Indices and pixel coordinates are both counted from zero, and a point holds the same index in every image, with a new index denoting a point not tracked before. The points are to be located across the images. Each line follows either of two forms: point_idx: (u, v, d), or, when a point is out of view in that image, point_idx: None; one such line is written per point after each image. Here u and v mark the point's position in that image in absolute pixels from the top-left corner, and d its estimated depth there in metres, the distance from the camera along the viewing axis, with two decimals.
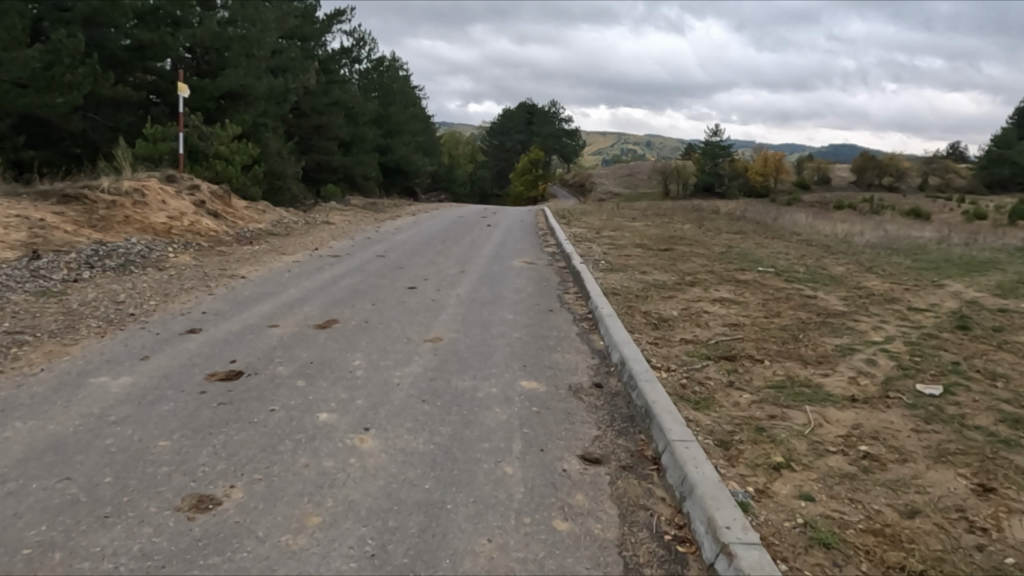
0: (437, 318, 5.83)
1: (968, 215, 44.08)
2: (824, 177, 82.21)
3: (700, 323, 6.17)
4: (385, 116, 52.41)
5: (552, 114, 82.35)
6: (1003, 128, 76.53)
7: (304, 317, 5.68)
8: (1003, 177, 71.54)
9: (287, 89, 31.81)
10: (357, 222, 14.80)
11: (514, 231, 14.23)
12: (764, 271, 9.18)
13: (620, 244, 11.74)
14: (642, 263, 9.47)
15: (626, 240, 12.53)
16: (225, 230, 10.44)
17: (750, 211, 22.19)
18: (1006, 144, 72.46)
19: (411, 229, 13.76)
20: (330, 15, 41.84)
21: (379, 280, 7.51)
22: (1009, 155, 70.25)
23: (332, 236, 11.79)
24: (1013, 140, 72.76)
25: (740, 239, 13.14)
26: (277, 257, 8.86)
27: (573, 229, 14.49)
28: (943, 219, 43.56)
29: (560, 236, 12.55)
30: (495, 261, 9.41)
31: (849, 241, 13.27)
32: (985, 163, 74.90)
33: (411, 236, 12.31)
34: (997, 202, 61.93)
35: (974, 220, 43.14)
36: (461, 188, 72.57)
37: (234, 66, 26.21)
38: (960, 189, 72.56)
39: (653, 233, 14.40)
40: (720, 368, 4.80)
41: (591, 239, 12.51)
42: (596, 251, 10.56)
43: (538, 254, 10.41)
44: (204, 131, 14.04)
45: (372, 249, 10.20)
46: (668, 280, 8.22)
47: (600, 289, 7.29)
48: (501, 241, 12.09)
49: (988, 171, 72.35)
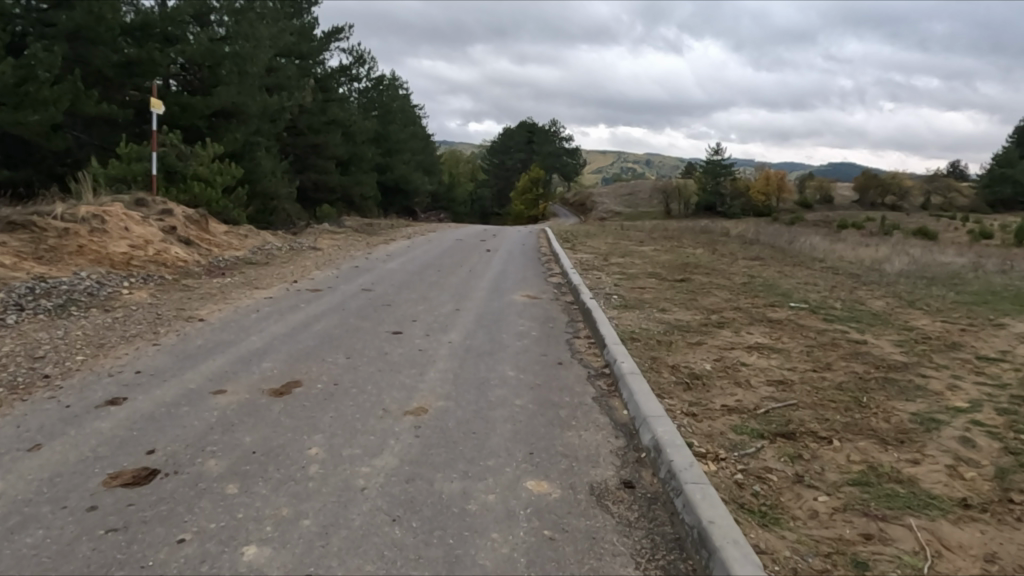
0: (423, 378, 4.81)
1: (975, 236, 43.10)
2: (826, 197, 81.42)
3: (739, 381, 5.15)
4: (385, 135, 51.71)
5: (553, 133, 81.92)
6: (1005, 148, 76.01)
7: (261, 378, 4.66)
8: (1006, 197, 70.84)
9: (283, 107, 31.07)
10: (347, 247, 13.83)
11: (515, 258, 13.24)
12: (797, 308, 8.17)
13: (631, 273, 10.75)
14: (659, 298, 8.45)
15: (637, 268, 11.53)
16: (196, 259, 9.46)
17: (762, 234, 21.19)
18: (1009, 163, 71.78)
19: (404, 255, 12.79)
20: (328, 33, 41.26)
21: (360, 323, 6.50)
22: (1013, 175, 69.54)
23: (317, 264, 10.79)
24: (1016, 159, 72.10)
25: (760, 267, 12.14)
26: (248, 293, 7.86)
27: (579, 255, 13.52)
28: (950, 239, 42.72)
29: (565, 263, 11.55)
30: (494, 297, 8.40)
31: (878, 269, 12.27)
32: (988, 183, 74.25)
33: (404, 264, 11.33)
34: (1002, 221, 61.11)
35: (983, 240, 42.06)
36: (461, 207, 71.86)
37: (227, 84, 25.44)
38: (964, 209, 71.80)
39: (665, 259, 13.41)
40: (781, 455, 3.77)
41: (599, 267, 11.51)
42: (607, 283, 9.55)
43: (543, 286, 9.41)
44: (182, 150, 13.12)
45: (358, 281, 9.22)
46: (692, 321, 7.20)
47: (616, 334, 6.27)
48: (501, 270, 11.10)
49: (991, 191, 71.58)
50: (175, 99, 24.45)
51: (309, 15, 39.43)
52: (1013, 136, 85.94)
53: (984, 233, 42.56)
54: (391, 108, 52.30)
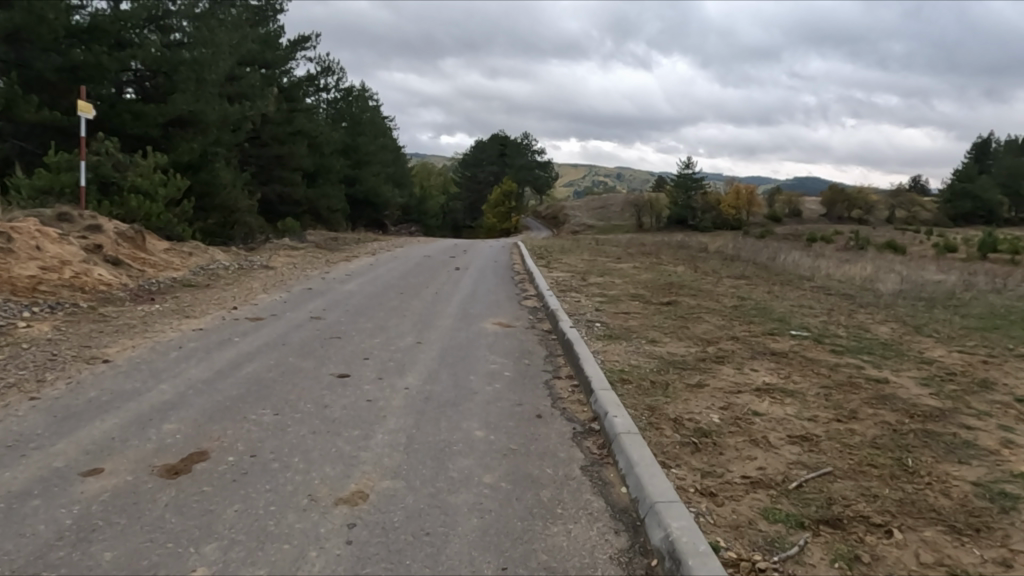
0: (368, 443, 3.83)
1: (940, 249, 43.60)
2: (795, 210, 82.26)
3: (756, 438, 4.26)
4: (354, 146, 50.51)
5: (525, 146, 81.60)
6: (966, 163, 77.73)
7: (155, 448, 3.61)
8: (967, 211, 72.31)
9: (244, 117, 29.79)
10: (304, 266, 12.75)
11: (487, 277, 12.29)
12: (800, 337, 7.35)
13: (613, 295, 9.87)
14: (647, 326, 7.56)
15: (619, 289, 10.65)
16: (121, 282, 8.31)
17: (739, 249, 20.61)
18: (970, 179, 73.37)
19: (366, 275, 11.76)
20: (294, 41, 40.08)
21: (301, 364, 5.47)
22: (973, 189, 71.04)
23: (264, 286, 9.71)
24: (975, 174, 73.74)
25: (748, 287, 11.40)
26: (175, 324, 6.78)
27: (555, 274, 12.63)
28: (916, 253, 43.09)
29: (540, 283, 10.63)
30: (462, 326, 7.43)
31: (870, 288, 11.63)
32: (949, 198, 75.76)
33: (364, 286, 10.30)
34: (964, 235, 62.21)
35: (948, 254, 42.50)
36: (432, 220, 70.88)
37: (183, 91, 24.18)
38: (928, 223, 73.06)
39: (647, 278, 12.59)
40: (835, 559, 2.85)
41: (579, 288, 10.62)
42: (587, 307, 8.67)
43: (517, 312, 8.47)
44: (120, 159, 11.97)
45: (309, 307, 8.17)
46: (688, 354, 6.33)
47: (604, 375, 5.35)
48: (472, 291, 10.13)
49: (953, 205, 73.01)
50: (126, 107, 22.98)
51: (274, 23, 38.22)
52: (971, 152, 88.15)
53: (949, 247, 43.03)
54: (360, 119, 51.17)
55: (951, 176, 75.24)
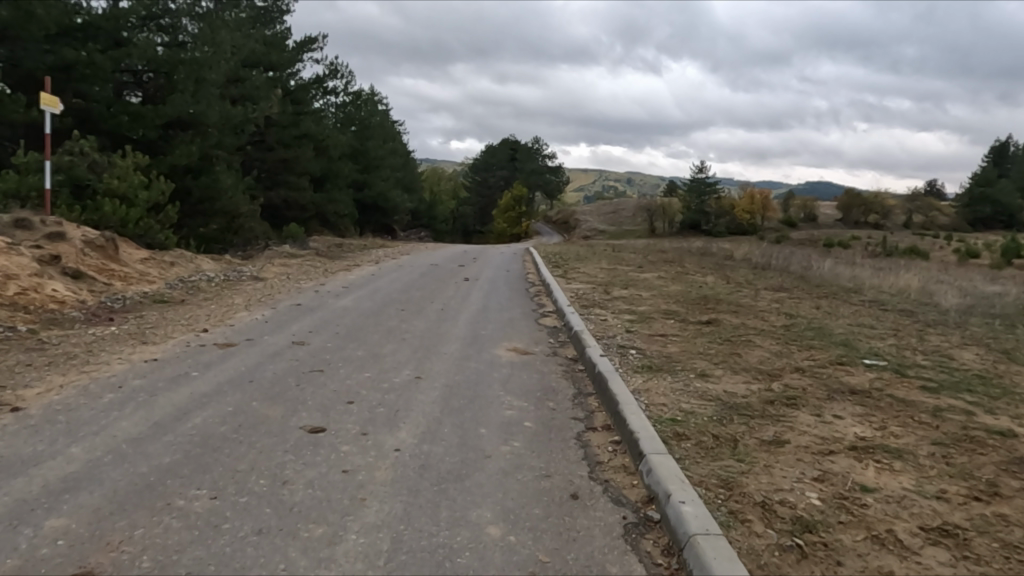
0: (334, 554, 2.66)
1: (961, 254, 41.96)
2: (810, 215, 80.56)
3: (879, 534, 3.06)
4: (362, 150, 49.52)
5: (535, 150, 80.69)
6: (985, 167, 76.00)
7: (15, 570, 2.45)
8: (987, 216, 70.61)
9: (247, 118, 28.84)
10: (299, 277, 11.66)
11: (498, 289, 11.11)
12: (877, 368, 6.12)
13: (643, 312, 8.69)
14: (692, 354, 6.35)
15: (649, 304, 9.48)
16: (77, 299, 7.20)
17: (768, 257, 19.30)
18: (988, 182, 71.61)
19: (365, 287, 10.63)
20: (300, 43, 39.16)
21: (266, 414, 4.29)
22: (992, 194, 69.30)
23: (247, 302, 8.58)
24: (995, 177, 71.98)
25: (792, 302, 10.19)
26: (125, 352, 5.64)
27: (575, 285, 11.44)
28: (937, 258, 41.71)
29: (559, 298, 9.45)
30: (472, 353, 6.25)
31: (929, 303, 10.39)
32: (968, 202, 74.03)
33: (363, 301, 9.16)
34: (985, 240, 60.57)
35: (970, 259, 40.84)
36: (441, 226, 70.03)
37: (182, 92, 23.24)
38: (946, 228, 71.39)
39: (676, 290, 11.39)
40: None
41: (603, 303, 9.45)
42: (617, 328, 7.49)
43: (536, 335, 7.29)
44: (97, 159, 10.94)
45: (295, 328, 7.03)
46: (750, 395, 5.12)
47: (653, 429, 4.16)
48: (482, 308, 8.95)
49: (971, 209, 71.17)
50: (123, 108, 21.96)
51: (280, 24, 37.31)
52: (989, 156, 86.27)
53: (970, 252, 41.38)
54: (369, 123, 50.21)
55: (970, 180, 73.52)
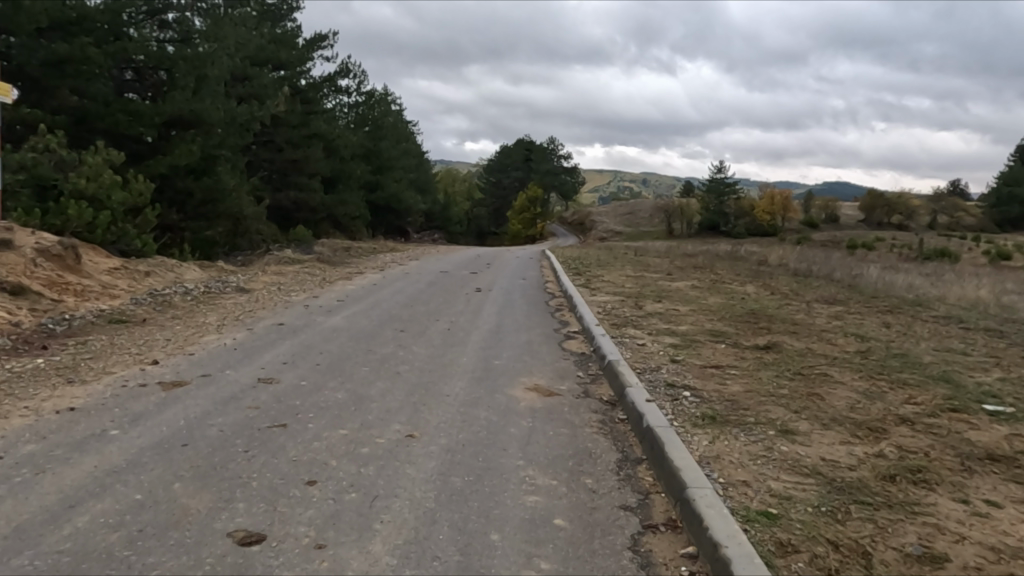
0: None
1: (991, 256, 40.04)
2: (832, 216, 78.48)
3: None
4: (375, 151, 48.47)
5: (551, 151, 79.40)
6: (1014, 166, 73.54)
7: None
8: (1014, 216, 68.26)
9: (253, 117, 27.85)
10: (292, 287, 10.44)
11: (514, 302, 9.83)
12: (1006, 419, 4.72)
13: (686, 335, 7.35)
14: (763, 397, 5.00)
15: (690, 323, 8.13)
16: (9, 322, 6.01)
17: (803, 263, 17.86)
18: (1016, 181, 69.32)
19: (363, 300, 9.40)
20: (310, 40, 38.12)
21: (185, 509, 3.00)
22: (1020, 193, 67.07)
23: (221, 321, 7.34)
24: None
25: (856, 320, 8.79)
26: (33, 399, 4.39)
27: (601, 297, 10.13)
28: (966, 259, 39.79)
29: (584, 316, 8.12)
30: (482, 395, 4.94)
31: (1014, 320, 8.95)
32: (995, 202, 71.70)
33: (358, 318, 7.90)
34: (1014, 241, 58.38)
35: (1001, 262, 38.96)
36: (455, 227, 68.91)
37: (183, 88, 22.24)
38: (974, 229, 69.10)
39: (716, 303, 10.02)
40: None
41: (636, 320, 8.12)
42: (661, 357, 6.16)
43: (562, 366, 5.97)
44: (67, 157, 9.83)
45: (268, 358, 5.75)
46: (861, 465, 3.76)
47: (745, 541, 2.83)
48: (496, 328, 7.63)
49: (997, 209, 68.91)
50: (121, 106, 20.95)
51: (290, 21, 36.28)
52: (1015, 155, 83.66)
53: (1001, 254, 39.38)
54: (382, 123, 49.14)
55: (996, 179, 71.25)
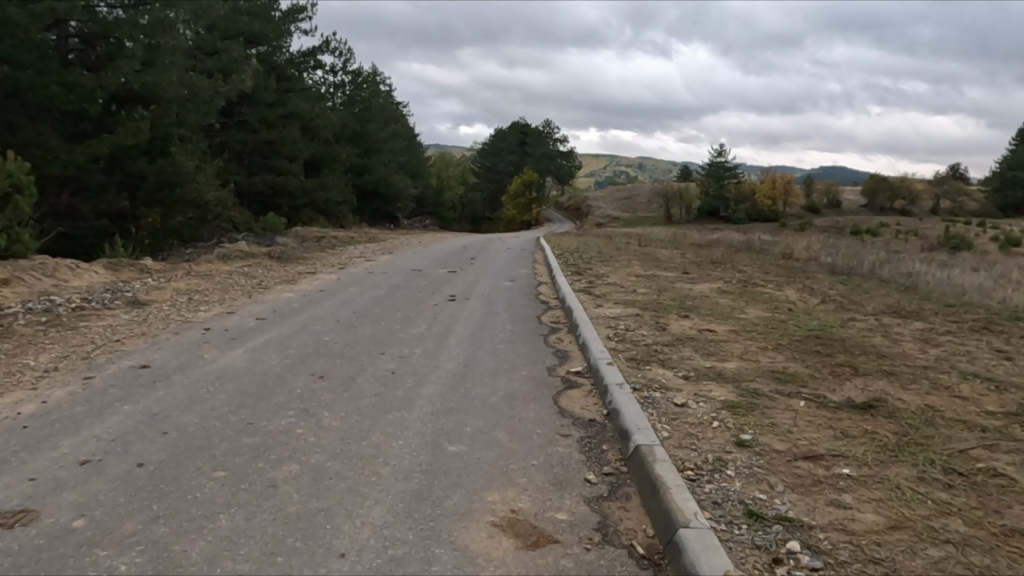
0: None
1: (1002, 242, 37.90)
2: (835, 201, 76.07)
3: None
4: (362, 132, 45.82)
5: (547, 134, 76.87)
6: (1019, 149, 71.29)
7: None
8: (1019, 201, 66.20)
9: (218, 93, 25.33)
10: (211, 297, 8.08)
11: (496, 316, 7.48)
12: None
13: (742, 382, 5.02)
14: (937, 552, 2.68)
15: (740, 355, 5.80)
16: None
17: (836, 257, 15.55)
18: (1020, 166, 67.19)
19: (292, 318, 7.01)
20: (288, 11, 35.40)
21: None
22: None
23: (54, 362, 4.99)
24: None
25: (957, 347, 6.47)
26: None
27: (611, 311, 7.79)
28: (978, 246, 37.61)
29: (591, 348, 5.78)
30: (409, 557, 2.60)
31: None
32: (1000, 186, 69.56)
33: (269, 353, 5.52)
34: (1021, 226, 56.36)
35: (1014, 248, 36.78)
36: (448, 213, 66.45)
37: (130, 59, 19.71)
38: (979, 215, 67.07)
39: (760, 319, 7.67)
40: None
41: (664, 354, 5.78)
42: (721, 437, 3.84)
43: (558, 456, 3.64)
44: None
45: (61, 453, 3.38)
46: None
47: None
48: (464, 368, 5.28)
49: (1002, 194, 66.87)
50: (57, 77, 18.38)
51: None
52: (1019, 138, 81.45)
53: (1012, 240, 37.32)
54: (371, 103, 46.47)
55: (1001, 162, 69.14)
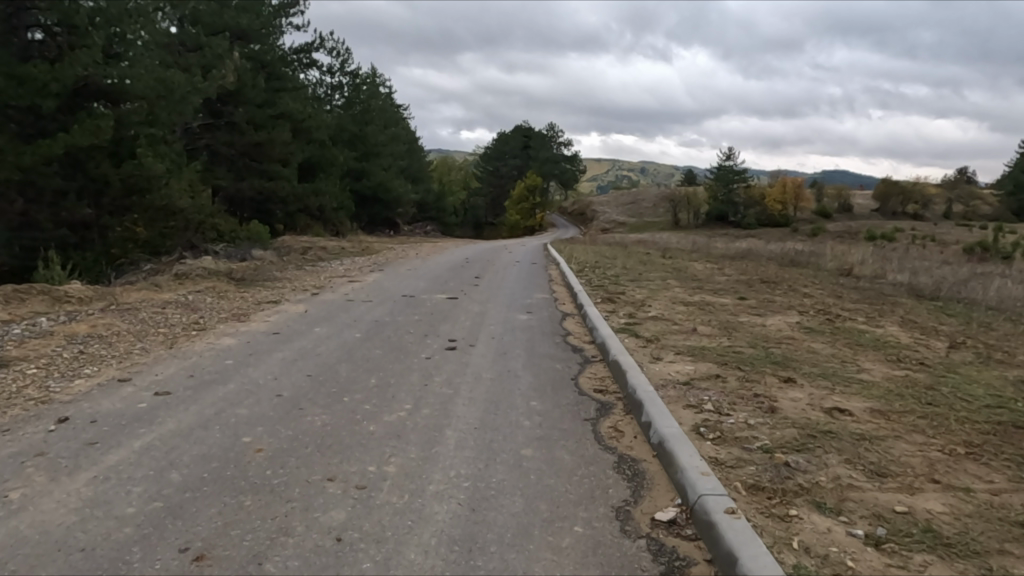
0: None
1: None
2: (846, 205, 73.75)
3: None
4: (360, 136, 43.53)
5: (550, 138, 74.97)
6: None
7: None
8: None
9: (196, 90, 23.05)
10: (112, 350, 5.72)
11: (515, 382, 5.12)
12: None
13: (992, 562, 2.68)
14: None
15: (933, 477, 3.45)
16: None
17: (906, 275, 13.17)
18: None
19: (210, 393, 4.66)
20: (279, 6, 33.09)
21: None
22: None
23: None
24: None
25: None
26: None
27: (678, 371, 5.45)
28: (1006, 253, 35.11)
29: (684, 467, 3.46)
30: None
31: None
32: (1012, 190, 67.26)
33: (128, 487, 3.15)
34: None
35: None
36: (450, 218, 64.12)
37: (89, 48, 17.22)
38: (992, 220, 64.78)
39: (896, 383, 5.30)
40: None
41: (806, 477, 3.44)
42: None
43: None
44: None
45: None
46: None
47: None
48: (470, 522, 2.92)
49: (1014, 198, 64.51)
50: (5, 69, 16.01)
51: None
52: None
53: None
54: (370, 105, 44.24)
55: (1013, 166, 66.93)
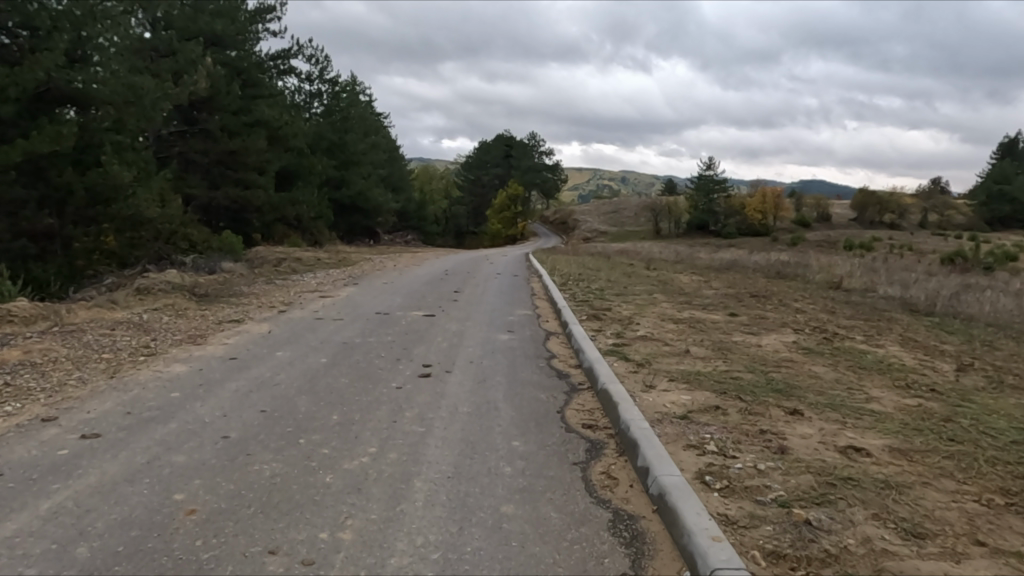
0: None
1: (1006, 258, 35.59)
2: (825, 215, 74.34)
3: None
4: (339, 143, 42.83)
5: (532, 147, 74.73)
6: (1006, 163, 69.97)
7: None
8: (1004, 215, 64.57)
9: (167, 95, 22.26)
10: (41, 382, 5.07)
11: (496, 418, 4.59)
12: None
13: None
14: None
15: (976, 538, 3.00)
16: None
17: (895, 288, 12.84)
18: (1005, 179, 65.93)
19: (146, 435, 4.06)
20: (256, 11, 32.39)
21: None
22: (1012, 192, 63.48)
23: None
24: (1012, 174, 66.10)
25: None
26: None
27: (674, 402, 4.96)
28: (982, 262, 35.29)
29: (692, 530, 2.96)
30: None
31: None
32: (985, 200, 68.23)
33: (20, 569, 2.57)
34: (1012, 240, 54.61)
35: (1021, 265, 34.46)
36: (431, 227, 63.48)
37: (51, 50, 16.40)
38: (966, 229, 65.59)
39: (910, 414, 4.86)
40: None
41: (833, 540, 2.96)
42: None
43: None
44: None
45: None
46: None
47: None
48: None
49: (987, 208, 65.41)
50: None
51: None
52: (999, 153, 80.65)
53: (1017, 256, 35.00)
54: (350, 113, 43.60)
55: (986, 177, 67.92)
